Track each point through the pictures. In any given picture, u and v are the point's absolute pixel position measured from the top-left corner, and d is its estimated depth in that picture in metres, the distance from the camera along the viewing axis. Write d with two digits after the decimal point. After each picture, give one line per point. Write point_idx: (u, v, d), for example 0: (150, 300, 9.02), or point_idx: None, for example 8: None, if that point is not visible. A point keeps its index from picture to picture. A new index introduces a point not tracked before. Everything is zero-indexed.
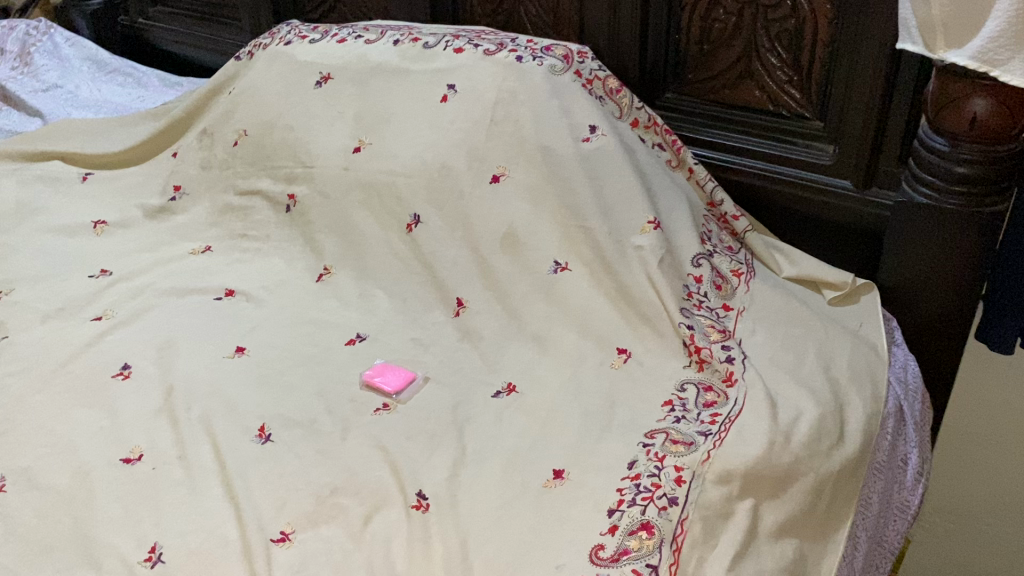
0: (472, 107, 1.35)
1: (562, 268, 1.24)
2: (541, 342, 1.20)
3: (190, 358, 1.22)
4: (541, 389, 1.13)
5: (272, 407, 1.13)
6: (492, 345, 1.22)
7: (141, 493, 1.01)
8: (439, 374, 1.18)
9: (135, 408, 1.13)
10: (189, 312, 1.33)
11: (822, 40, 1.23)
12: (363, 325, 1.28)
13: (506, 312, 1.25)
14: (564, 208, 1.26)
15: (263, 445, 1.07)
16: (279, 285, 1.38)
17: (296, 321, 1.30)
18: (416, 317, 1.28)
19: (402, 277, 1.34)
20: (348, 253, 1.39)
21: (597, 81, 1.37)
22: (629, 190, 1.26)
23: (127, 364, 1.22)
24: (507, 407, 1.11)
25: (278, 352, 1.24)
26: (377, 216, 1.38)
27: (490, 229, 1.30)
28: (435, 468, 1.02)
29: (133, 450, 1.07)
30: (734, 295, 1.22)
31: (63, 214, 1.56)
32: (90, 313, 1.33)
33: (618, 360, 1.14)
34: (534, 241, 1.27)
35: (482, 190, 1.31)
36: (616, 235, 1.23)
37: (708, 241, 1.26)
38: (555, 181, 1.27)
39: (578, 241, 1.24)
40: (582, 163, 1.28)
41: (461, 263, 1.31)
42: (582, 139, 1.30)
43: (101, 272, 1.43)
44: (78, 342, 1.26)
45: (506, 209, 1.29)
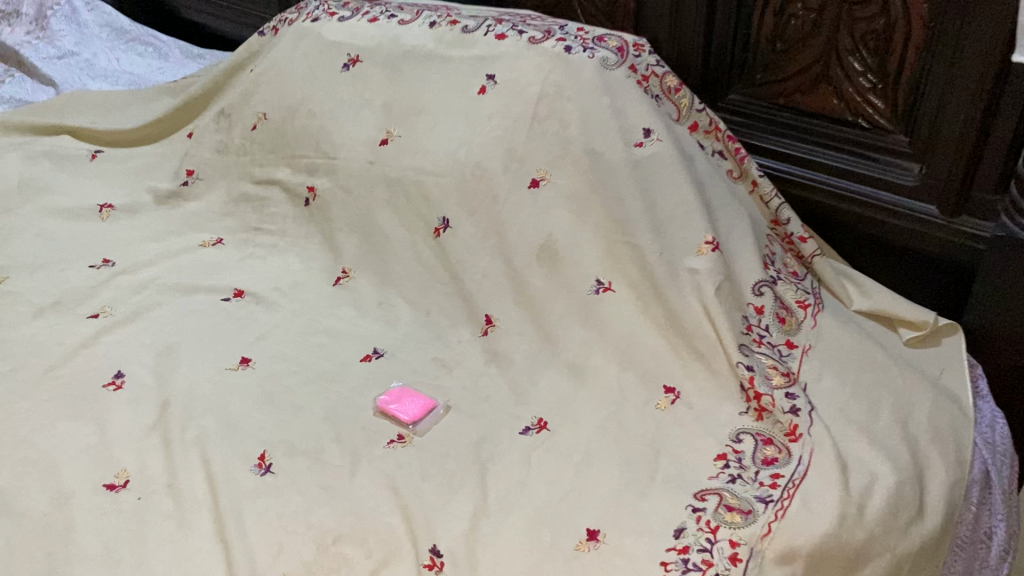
0: (513, 101, 1.22)
1: (604, 288, 1.11)
2: (579, 371, 1.07)
3: (190, 369, 1.11)
4: (577, 428, 1.00)
5: (275, 430, 1.02)
6: (522, 371, 1.09)
7: (124, 528, 0.90)
8: (463, 402, 1.05)
9: (127, 424, 1.02)
10: (194, 313, 1.21)
11: (916, 45, 1.08)
12: (381, 339, 1.16)
13: (540, 335, 1.13)
14: (612, 221, 1.12)
15: (263, 476, 0.96)
16: (293, 287, 1.26)
17: (308, 329, 1.18)
18: (440, 334, 1.16)
19: (426, 287, 1.21)
20: (370, 255, 1.27)
21: (654, 78, 1.23)
22: (686, 205, 1.12)
23: (120, 371, 1.10)
24: (538, 447, 0.98)
25: (286, 365, 1.12)
26: (403, 216, 1.25)
27: (527, 239, 1.16)
28: (453, 518, 0.90)
29: (119, 475, 0.96)
30: (798, 330, 1.08)
31: (68, 195, 1.45)
32: (87, 309, 1.22)
33: (664, 401, 1.02)
34: (575, 256, 1.14)
35: (520, 195, 1.18)
36: (668, 255, 1.09)
37: (771, 266, 1.13)
38: (602, 189, 1.14)
39: (624, 259, 1.11)
40: (634, 172, 1.14)
41: (492, 275, 1.18)
42: (635, 144, 1.16)
43: (103, 263, 1.32)
44: (72, 341, 1.15)
45: (546, 218, 1.16)
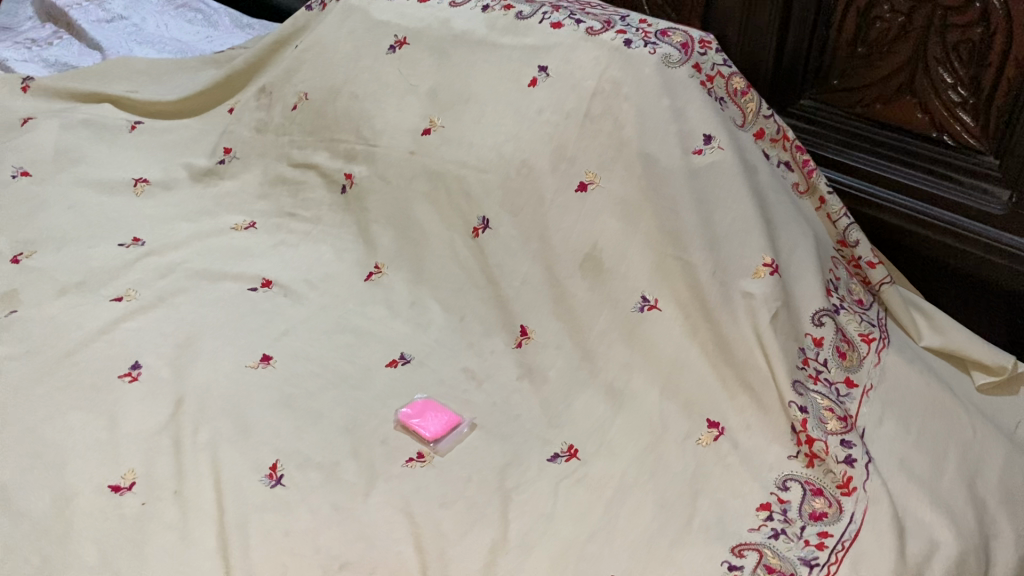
0: (566, 96, 1.13)
1: (650, 306, 1.03)
2: (616, 395, 0.99)
3: (208, 363, 1.06)
4: (610, 459, 0.93)
5: (291, 439, 0.97)
6: (556, 390, 1.01)
7: (124, 536, 0.86)
8: (490, 421, 0.99)
9: (139, 420, 0.98)
10: (219, 303, 1.17)
11: (1014, 59, 0.99)
12: (409, 343, 1.09)
13: (578, 351, 1.04)
14: (664, 234, 1.04)
15: (274, 489, 0.91)
16: (323, 280, 1.21)
17: (335, 328, 1.12)
18: (472, 342, 1.08)
19: (461, 289, 1.13)
20: (405, 251, 1.20)
21: (719, 79, 1.13)
22: (745, 221, 1.03)
23: (137, 362, 1.06)
24: (566, 478, 0.91)
25: (308, 366, 1.07)
26: (442, 211, 1.18)
27: (570, 247, 1.09)
28: (469, 553, 0.84)
29: (125, 476, 0.92)
30: (859, 367, 0.98)
31: (103, 167, 1.41)
32: (111, 291, 1.18)
33: (707, 437, 0.93)
34: (621, 270, 1.06)
35: (566, 198, 1.10)
36: (722, 275, 1.01)
37: (834, 293, 1.04)
38: (655, 199, 1.05)
39: (674, 276, 1.02)
40: (690, 182, 1.05)
41: (532, 282, 1.09)
42: (694, 151, 1.07)
43: (133, 242, 1.28)
44: (92, 325, 1.11)
45: (592, 225, 1.08)
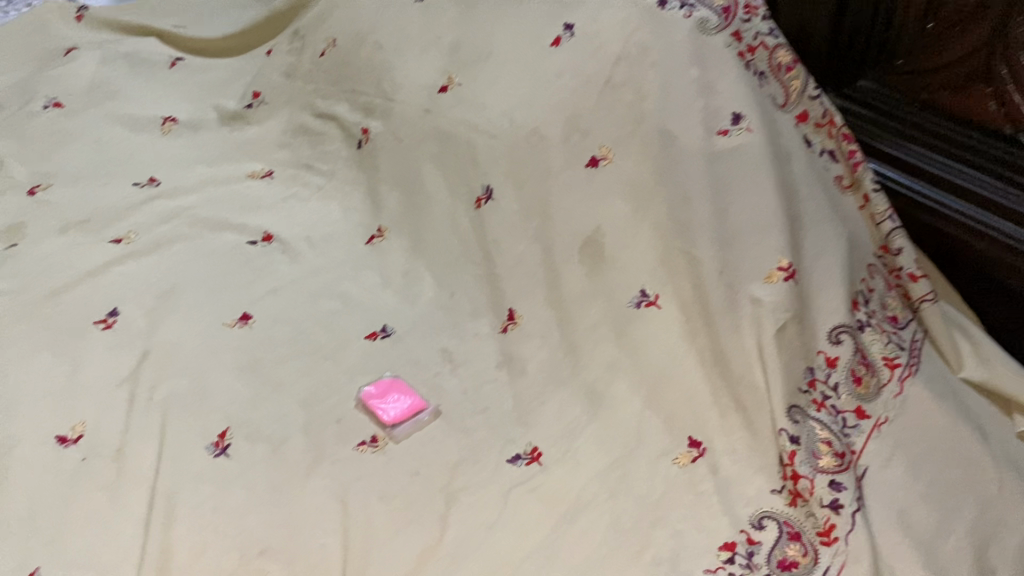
0: (587, 61, 1.02)
1: (648, 302, 0.93)
2: (595, 399, 0.90)
3: (186, 318, 1.03)
4: (572, 469, 0.84)
5: (246, 407, 0.92)
6: (533, 384, 0.92)
7: (56, 492, 0.84)
8: (455, 410, 0.91)
9: (103, 371, 0.96)
10: (213, 254, 1.13)
11: None
12: (393, 316, 1.02)
13: (564, 344, 0.95)
14: (671, 222, 0.92)
15: (216, 458, 0.87)
16: (324, 239, 1.14)
17: (322, 291, 1.07)
18: (456, 321, 1.00)
19: (456, 263, 1.05)
20: (408, 215, 1.13)
21: (762, 50, 1.00)
22: (764, 215, 0.90)
23: (115, 310, 1.04)
24: (520, 485, 0.83)
25: (285, 330, 1.02)
26: (448, 176, 1.10)
27: (571, 230, 0.99)
28: (396, 555, 0.78)
29: (73, 428, 0.90)
30: (875, 397, 0.85)
31: (135, 102, 1.40)
32: (112, 233, 1.17)
33: (685, 457, 0.83)
34: (622, 259, 0.96)
35: (574, 174, 1.00)
36: (730, 276, 0.89)
37: (862, 307, 0.90)
38: (666, 182, 0.94)
39: (680, 273, 0.91)
40: (709, 167, 0.93)
41: (526, 263, 1.01)
42: (719, 132, 0.95)
43: (148, 182, 1.26)
44: (83, 267, 1.10)
45: (598, 207, 0.98)
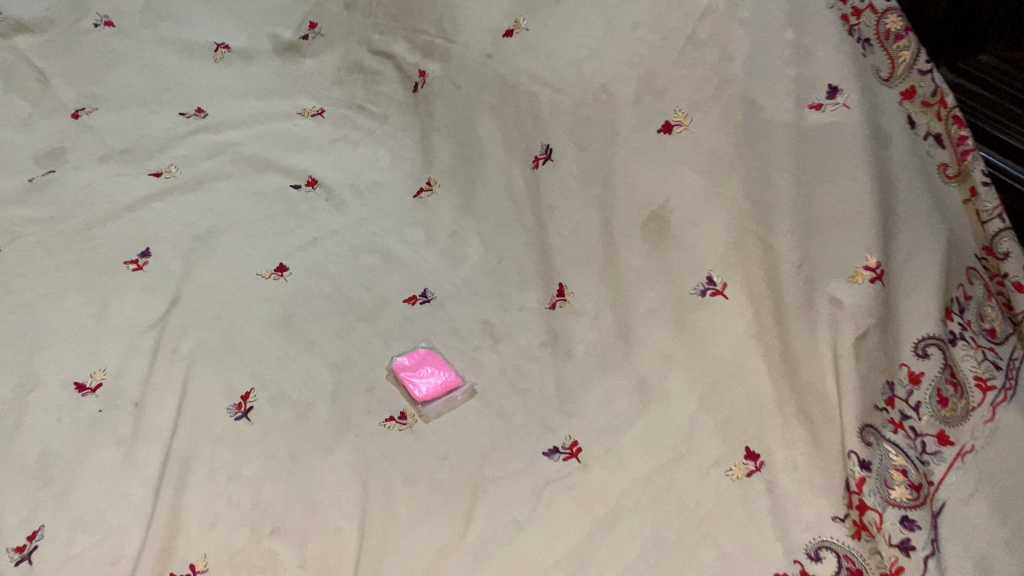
0: (669, 13, 0.92)
1: (714, 292, 0.84)
2: (645, 392, 0.82)
3: (219, 263, 0.97)
4: (612, 470, 0.77)
5: (274, 366, 0.86)
6: (579, 369, 0.85)
7: (69, 442, 0.80)
8: (492, 391, 0.85)
9: (130, 313, 0.91)
10: (255, 197, 1.07)
11: None
12: (435, 279, 0.95)
13: (616, 327, 0.87)
14: (749, 205, 0.83)
15: (237, 421, 0.82)
16: (372, 188, 1.09)
17: (362, 246, 1.00)
18: (502, 291, 0.93)
19: (507, 226, 0.97)
20: (460, 169, 1.05)
21: (869, 13, 0.86)
22: (854, 206, 0.79)
23: (148, 250, 0.99)
24: (555, 482, 0.77)
25: (320, 284, 0.95)
26: (506, 130, 1.01)
27: (635, 201, 0.90)
28: (414, 547, 0.72)
29: (94, 375, 0.86)
30: (962, 421, 0.76)
31: (187, 25, 1.33)
32: (153, 165, 1.12)
33: (740, 470, 0.75)
34: (688, 240, 0.86)
35: (643, 139, 0.91)
36: (808, 271, 0.79)
37: (956, 316, 0.80)
38: (747, 158, 0.84)
39: (752, 262, 0.82)
40: (797, 145, 0.82)
41: (583, 233, 0.92)
42: (811, 106, 0.83)
43: (195, 112, 1.21)
44: (120, 200, 1.05)
45: (666, 179, 0.89)
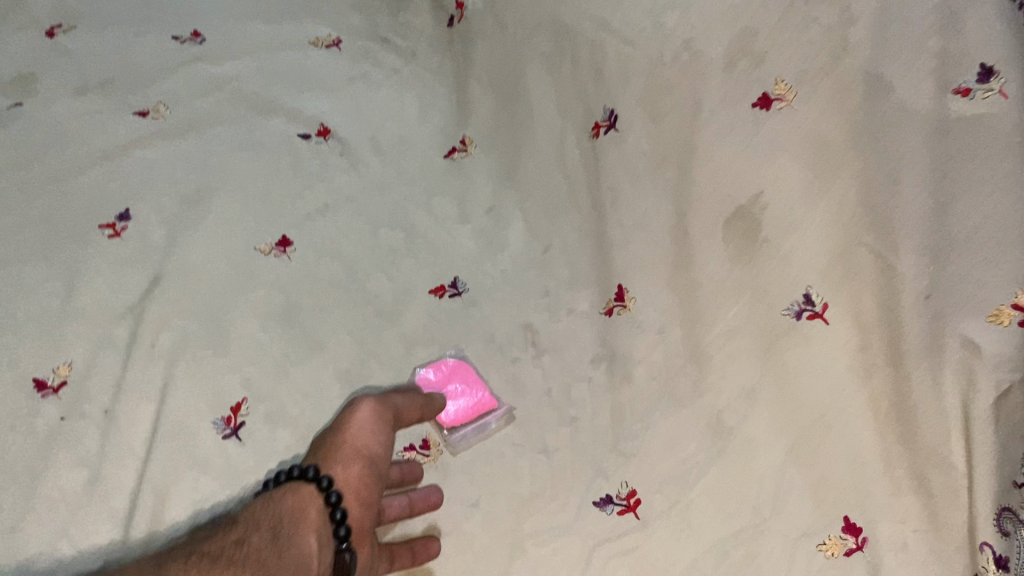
0: None
1: (812, 315, 0.68)
2: (721, 434, 0.68)
3: (209, 231, 0.86)
4: (674, 531, 0.65)
5: (271, 374, 0.75)
6: (639, 398, 0.72)
7: (23, 456, 0.68)
8: (535, 419, 0.73)
9: (105, 294, 0.80)
10: (256, 150, 0.93)
11: None
12: (469, 264, 0.84)
13: (687, 347, 0.73)
14: (864, 210, 0.67)
15: (224, 440, 0.70)
16: (394, 145, 0.95)
17: (384, 219, 0.88)
18: (548, 289, 0.81)
19: (556, 207, 0.85)
20: (502, 129, 0.92)
21: None
22: (1003, 226, 0.59)
23: (127, 213, 0.87)
24: (608, 540, 0.65)
25: (332, 266, 0.84)
26: (561, 88, 0.87)
27: (720, 194, 0.74)
28: None
29: (56, 372, 0.74)
30: None
31: None
32: (137, 102, 0.99)
33: (835, 545, 0.62)
34: (786, 248, 0.70)
35: (734, 116, 0.74)
36: (939, 304, 0.62)
37: None
38: (868, 152, 0.67)
39: (862, 278, 0.66)
40: (935, 142, 0.63)
41: (650, 225, 0.78)
42: (957, 91, 0.63)
43: (190, 36, 1.07)
44: (99, 145, 0.93)
45: (760, 168, 0.72)
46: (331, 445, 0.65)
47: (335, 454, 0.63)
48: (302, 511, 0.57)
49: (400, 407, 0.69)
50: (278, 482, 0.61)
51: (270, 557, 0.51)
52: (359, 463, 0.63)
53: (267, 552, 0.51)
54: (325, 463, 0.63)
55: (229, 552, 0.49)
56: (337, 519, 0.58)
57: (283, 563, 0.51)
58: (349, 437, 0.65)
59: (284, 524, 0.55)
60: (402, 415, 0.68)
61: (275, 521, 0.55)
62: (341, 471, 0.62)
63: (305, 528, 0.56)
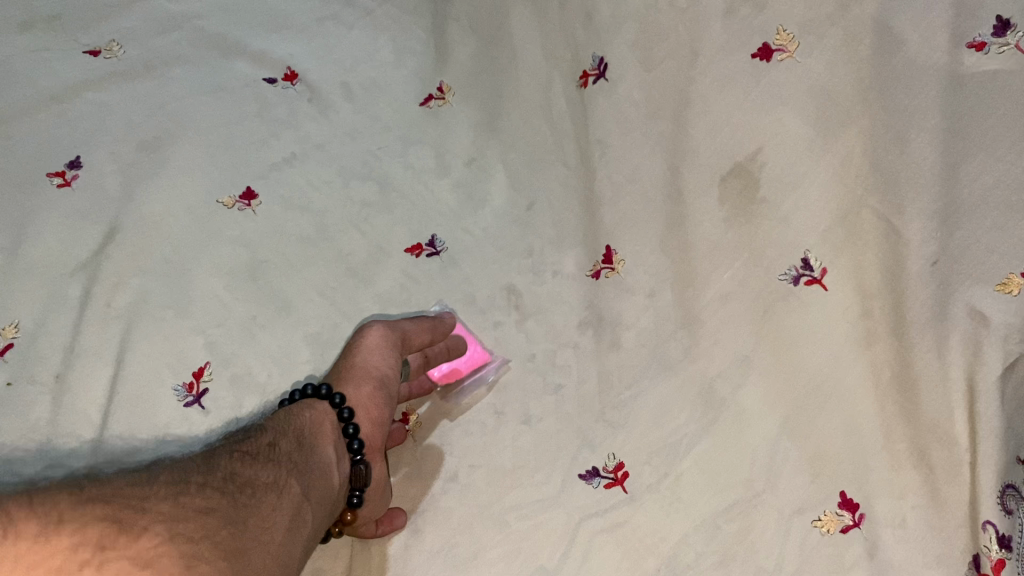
0: None
1: (810, 280, 0.65)
2: (712, 403, 0.65)
3: (166, 180, 0.80)
4: (662, 504, 0.62)
5: (238, 337, 0.72)
6: (628, 363, 0.69)
7: None
8: (518, 386, 0.70)
9: (55, 248, 0.76)
10: (217, 94, 0.87)
11: None
12: (446, 219, 0.80)
13: (678, 312, 0.69)
14: (870, 168, 0.64)
15: (187, 408, 0.67)
16: (367, 89, 0.88)
17: (357, 170, 0.83)
18: (532, 248, 0.77)
19: (540, 159, 0.80)
20: (482, 74, 0.86)
21: None
22: (1015, 188, 0.57)
23: (77, 161, 0.82)
24: (593, 514, 0.62)
25: (301, 221, 0.79)
26: (547, 31, 0.82)
27: (716, 149, 0.70)
28: None
29: (3, 333, 0.71)
30: None
31: None
32: (90, 39, 0.92)
33: (831, 522, 0.59)
34: (783, 208, 0.67)
35: (731, 66, 0.70)
36: (946, 269, 0.60)
37: None
38: (876, 106, 0.63)
39: (865, 241, 0.63)
40: (946, 98, 0.60)
41: (640, 181, 0.74)
42: (970, 45, 0.59)
43: None
44: (49, 86, 0.87)
45: (758, 122, 0.68)
46: (344, 365, 0.67)
47: (348, 375, 0.65)
48: (320, 424, 0.59)
49: (407, 332, 0.69)
50: (295, 399, 0.63)
51: (299, 461, 0.54)
52: (370, 384, 0.65)
53: (297, 456, 0.54)
54: (338, 382, 0.65)
55: (266, 454, 0.52)
56: (350, 435, 0.61)
57: (310, 469, 0.55)
58: (361, 359, 0.66)
59: (306, 433, 0.57)
60: (410, 339, 0.69)
61: (299, 430, 0.57)
62: (354, 390, 0.64)
63: (323, 439, 0.59)
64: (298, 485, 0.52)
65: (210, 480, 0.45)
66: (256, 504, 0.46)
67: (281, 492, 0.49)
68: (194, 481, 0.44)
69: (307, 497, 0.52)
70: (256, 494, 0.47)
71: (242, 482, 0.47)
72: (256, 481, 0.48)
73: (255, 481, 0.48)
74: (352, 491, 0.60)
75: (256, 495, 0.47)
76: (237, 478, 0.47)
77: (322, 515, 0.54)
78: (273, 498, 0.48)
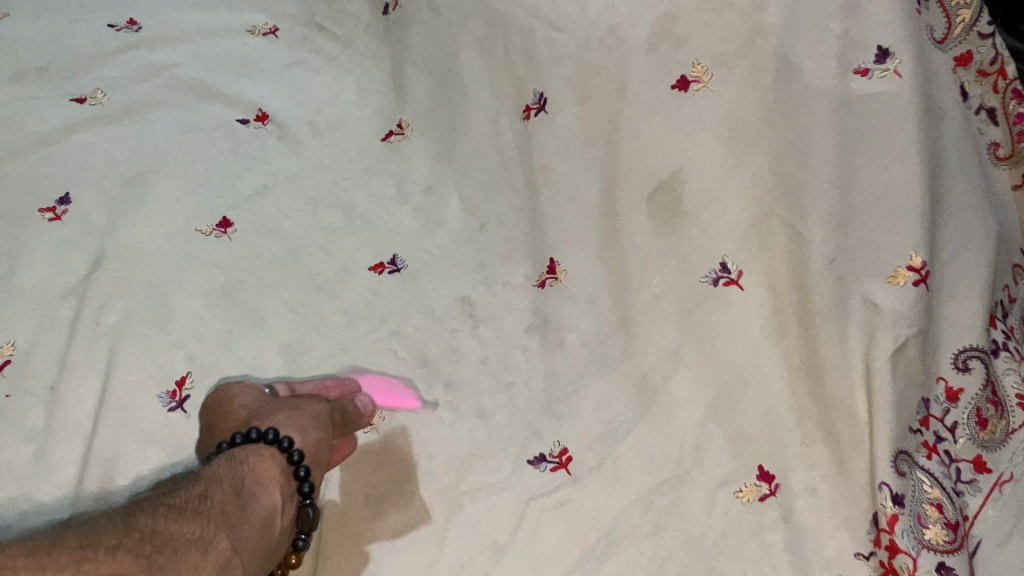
0: None
1: (728, 281, 0.74)
2: (647, 394, 0.73)
3: (149, 212, 0.87)
4: (602, 483, 0.69)
5: (217, 349, 0.78)
6: (571, 363, 0.76)
7: None
8: (472, 386, 0.76)
9: (46, 273, 0.83)
10: (194, 133, 0.95)
11: None
12: (406, 240, 0.87)
13: (616, 314, 0.77)
14: (776, 182, 0.73)
15: (170, 413, 0.74)
16: (333, 126, 0.97)
17: (324, 199, 0.91)
18: (484, 263, 0.84)
19: (491, 184, 0.88)
20: (436, 111, 0.93)
21: None
22: (904, 194, 0.65)
23: (66, 197, 0.89)
24: (540, 495, 0.69)
25: (273, 246, 0.87)
26: (494, 68, 0.88)
27: (645, 171, 0.79)
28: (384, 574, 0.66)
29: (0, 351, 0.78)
30: (1001, 445, 0.65)
31: None
32: (77, 88, 1.00)
33: (752, 492, 0.66)
34: (702, 220, 0.76)
35: (657, 96, 0.78)
36: (843, 266, 0.68)
37: (999, 324, 0.68)
38: (778, 127, 0.72)
39: (773, 243, 0.73)
40: (839, 117, 0.69)
41: (580, 201, 0.82)
42: (856, 71, 0.69)
43: (127, 24, 1.09)
44: (37, 129, 0.95)
45: (680, 145, 0.77)
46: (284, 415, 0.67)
47: (293, 422, 0.66)
48: (267, 468, 0.60)
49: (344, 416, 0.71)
50: (234, 442, 0.62)
51: (231, 512, 0.54)
52: (315, 432, 0.66)
53: (230, 508, 0.54)
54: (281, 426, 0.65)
55: (195, 506, 0.52)
56: (300, 477, 0.62)
57: (247, 518, 0.55)
58: (305, 414, 0.67)
59: (245, 481, 0.58)
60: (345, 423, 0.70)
61: (237, 478, 0.58)
62: (301, 437, 0.65)
63: (265, 485, 0.59)
64: (228, 539, 0.52)
65: (121, 544, 0.46)
66: (175, 563, 0.47)
67: (208, 548, 0.50)
68: (103, 545, 0.45)
69: (238, 550, 0.52)
70: (175, 554, 0.47)
71: (161, 543, 0.47)
72: (176, 539, 0.48)
73: (177, 538, 0.49)
74: (298, 535, 0.62)
75: (176, 555, 0.47)
76: (156, 536, 0.48)
77: (258, 565, 0.55)
78: (196, 555, 0.49)
